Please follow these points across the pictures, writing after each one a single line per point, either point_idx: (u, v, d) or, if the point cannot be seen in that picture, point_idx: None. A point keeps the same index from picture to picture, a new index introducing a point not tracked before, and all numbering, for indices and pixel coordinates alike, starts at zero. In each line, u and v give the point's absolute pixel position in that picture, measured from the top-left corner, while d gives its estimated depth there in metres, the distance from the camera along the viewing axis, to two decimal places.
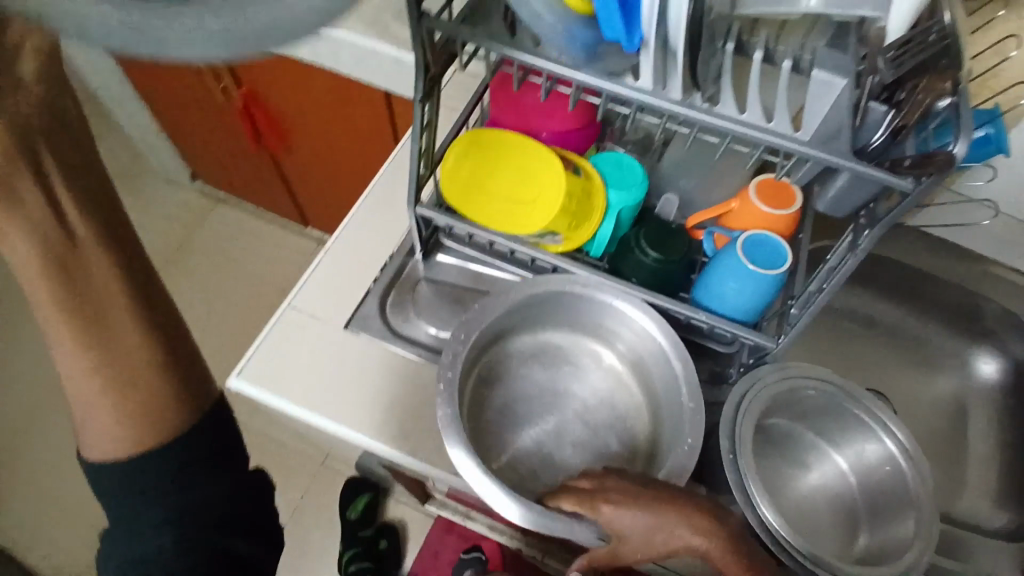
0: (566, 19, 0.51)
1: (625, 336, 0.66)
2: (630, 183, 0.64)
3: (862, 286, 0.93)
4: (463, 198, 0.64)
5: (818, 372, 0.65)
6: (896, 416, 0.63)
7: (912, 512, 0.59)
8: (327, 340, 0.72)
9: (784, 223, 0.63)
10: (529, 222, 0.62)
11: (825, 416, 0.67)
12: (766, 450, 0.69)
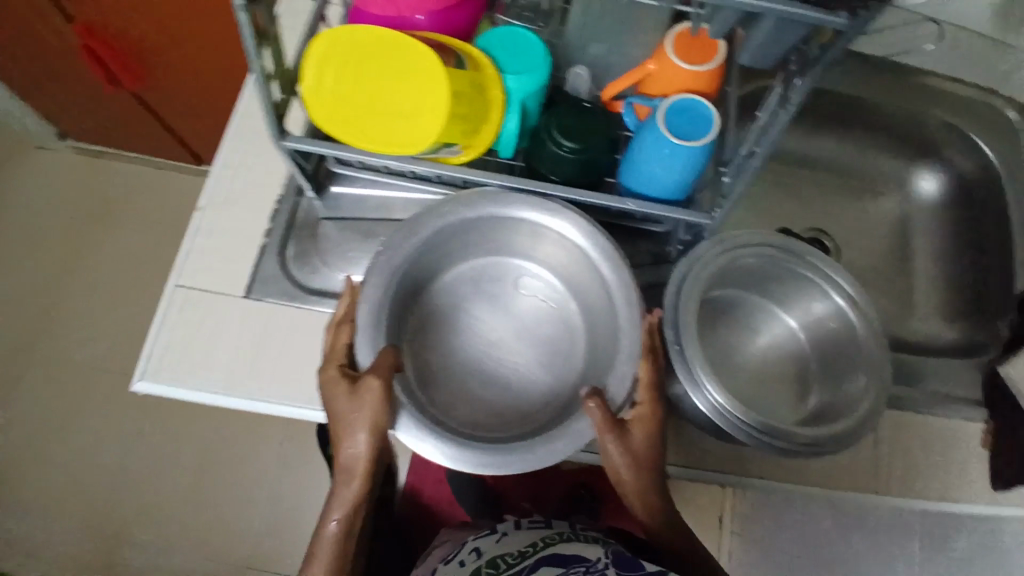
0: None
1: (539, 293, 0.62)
2: (528, 67, 0.54)
3: (800, 123, 0.88)
4: (334, 122, 0.51)
5: (759, 238, 0.61)
6: (842, 269, 0.61)
7: (864, 364, 0.59)
8: (227, 316, 0.64)
9: (704, 81, 0.56)
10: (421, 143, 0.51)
11: (770, 278, 0.64)
12: (715, 324, 0.67)
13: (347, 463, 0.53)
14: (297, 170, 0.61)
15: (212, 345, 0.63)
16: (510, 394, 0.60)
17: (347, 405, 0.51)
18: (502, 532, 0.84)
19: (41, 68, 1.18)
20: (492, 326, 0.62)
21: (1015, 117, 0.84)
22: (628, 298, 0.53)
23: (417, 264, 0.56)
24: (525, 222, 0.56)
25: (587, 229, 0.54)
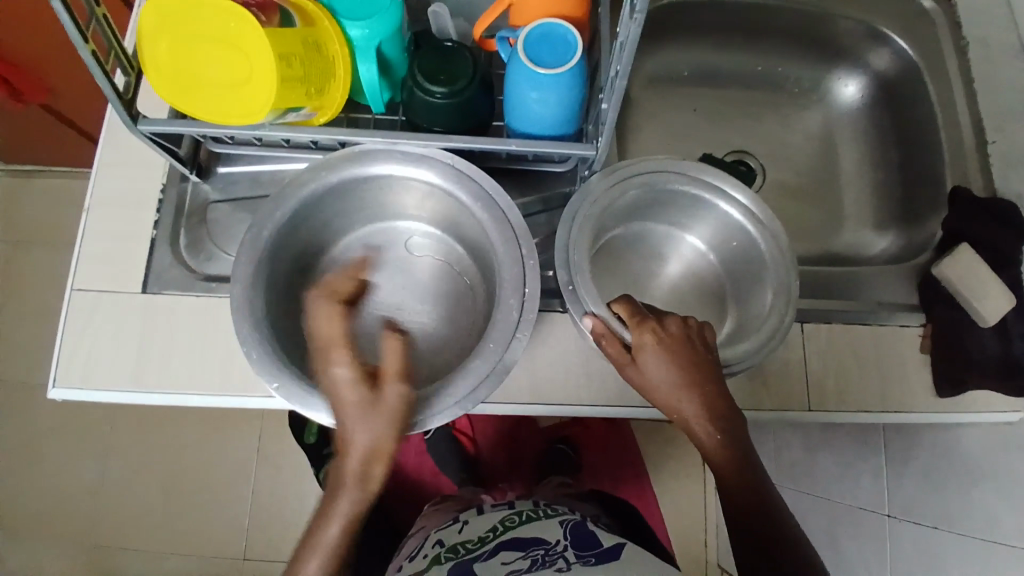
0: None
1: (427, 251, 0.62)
2: (373, 12, 0.51)
3: (714, 39, 0.85)
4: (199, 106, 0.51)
5: (648, 164, 0.59)
6: (735, 183, 0.59)
7: (766, 275, 0.58)
8: (128, 313, 0.61)
9: (567, 4, 0.54)
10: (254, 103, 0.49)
11: (669, 204, 0.62)
12: (622, 260, 0.65)
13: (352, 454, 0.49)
14: (169, 154, 0.59)
15: (117, 344, 0.60)
16: (415, 354, 0.60)
17: (356, 407, 0.48)
18: (464, 520, 0.86)
19: None
20: (389, 292, 0.62)
21: (932, 4, 0.81)
22: (505, 237, 0.53)
23: (295, 240, 0.55)
24: (392, 179, 0.55)
25: (452, 174, 0.54)
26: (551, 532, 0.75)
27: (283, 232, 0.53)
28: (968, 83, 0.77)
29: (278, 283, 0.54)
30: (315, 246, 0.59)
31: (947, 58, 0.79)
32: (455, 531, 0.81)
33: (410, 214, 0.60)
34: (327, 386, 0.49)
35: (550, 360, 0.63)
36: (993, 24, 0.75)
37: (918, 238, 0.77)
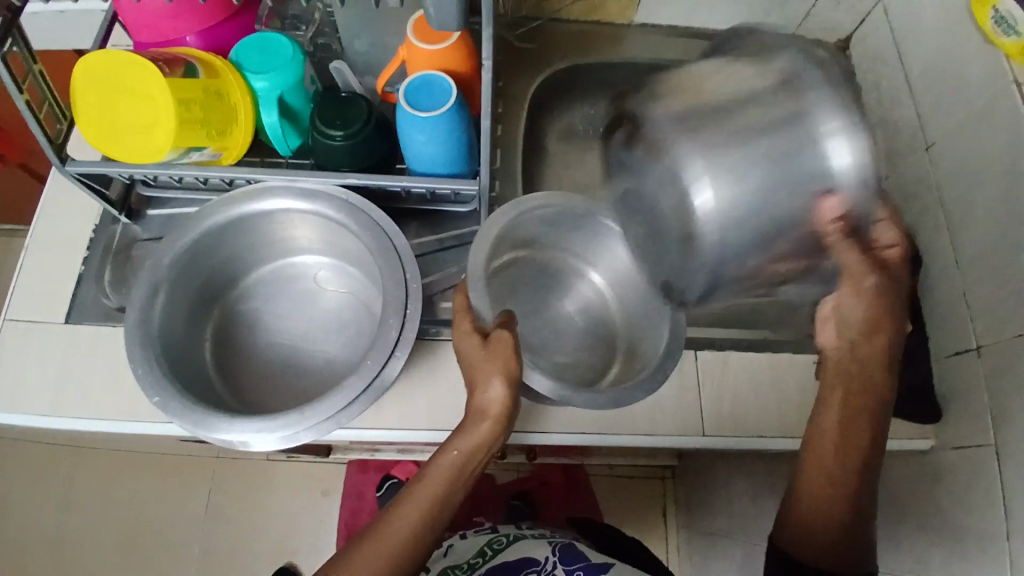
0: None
1: (329, 282, 0.67)
2: (276, 66, 0.59)
3: (628, 96, 0.89)
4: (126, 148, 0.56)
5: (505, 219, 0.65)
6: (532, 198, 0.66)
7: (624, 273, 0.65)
8: (49, 342, 0.65)
9: (448, 60, 0.60)
10: (157, 146, 0.55)
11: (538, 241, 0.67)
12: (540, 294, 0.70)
13: (478, 412, 0.53)
14: (96, 195, 0.64)
15: (34, 371, 0.64)
16: (312, 378, 0.62)
17: (477, 352, 0.55)
18: (450, 543, 0.83)
19: None
20: (294, 321, 0.65)
21: None
22: (388, 263, 0.58)
23: (197, 267, 0.60)
24: (289, 212, 0.61)
25: (343, 206, 0.60)
26: (542, 549, 0.77)
27: (183, 260, 0.59)
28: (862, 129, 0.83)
29: (177, 309, 0.59)
30: (220, 275, 0.63)
31: None
32: (440, 557, 0.80)
33: (317, 249, 0.66)
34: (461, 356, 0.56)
35: (452, 384, 0.66)
36: (877, 73, 0.82)
37: None
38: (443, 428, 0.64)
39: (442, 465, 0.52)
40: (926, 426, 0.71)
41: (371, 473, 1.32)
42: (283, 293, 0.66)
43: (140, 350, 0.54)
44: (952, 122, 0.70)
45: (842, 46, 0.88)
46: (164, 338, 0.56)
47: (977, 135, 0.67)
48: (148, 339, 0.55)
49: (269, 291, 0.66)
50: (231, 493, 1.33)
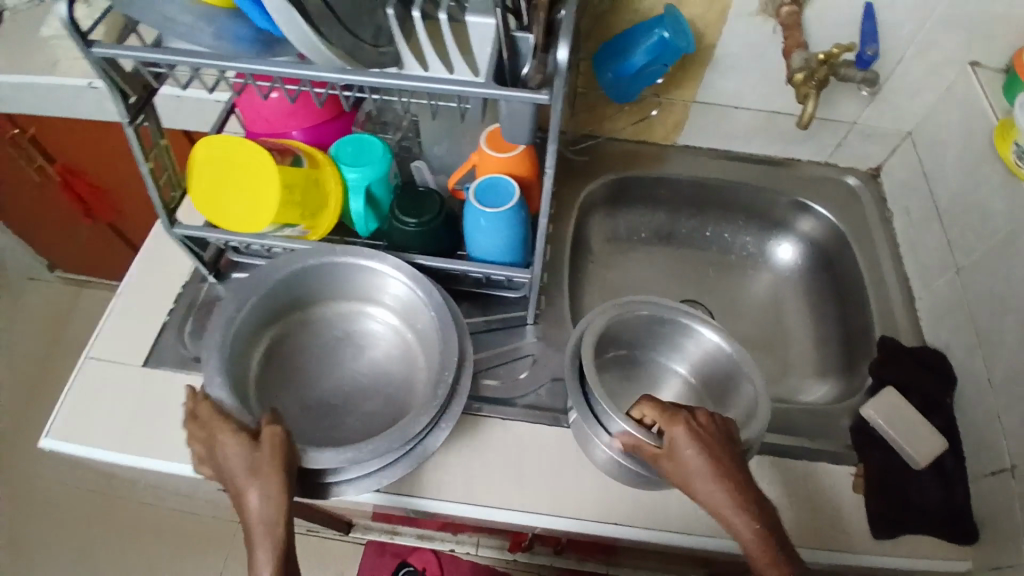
0: (209, 16, 0.53)
1: (358, 354, 0.70)
2: (367, 161, 0.68)
3: (670, 208, 0.95)
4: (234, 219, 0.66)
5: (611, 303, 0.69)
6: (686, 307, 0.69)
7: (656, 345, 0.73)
8: (123, 382, 0.71)
9: (515, 164, 0.68)
10: (258, 217, 0.64)
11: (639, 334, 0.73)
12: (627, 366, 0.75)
13: (254, 527, 0.53)
14: (194, 255, 0.73)
15: (104, 408, 0.69)
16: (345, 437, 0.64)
17: (246, 473, 0.53)
18: None
19: (37, 212, 1.36)
20: (327, 391, 0.67)
21: (858, 182, 0.93)
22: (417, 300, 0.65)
23: (250, 338, 0.65)
24: (322, 283, 0.68)
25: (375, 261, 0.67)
26: None
27: (249, 323, 0.65)
28: (892, 248, 0.87)
29: (247, 366, 0.64)
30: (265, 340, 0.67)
31: (873, 228, 0.89)
32: None
33: (352, 328, 0.71)
34: (217, 456, 0.55)
35: (484, 457, 0.69)
36: (906, 199, 0.87)
37: (854, 386, 0.82)
38: (472, 500, 0.66)
39: (281, 555, 0.53)
40: (962, 547, 0.68)
41: (387, 558, 1.32)
42: (314, 364, 0.69)
43: (219, 362, 0.60)
44: (979, 249, 0.74)
45: (873, 172, 0.93)
46: (233, 369, 0.61)
47: (999, 261, 0.71)
48: (225, 356, 0.61)
49: (303, 365, 0.69)
50: (246, 562, 1.33)
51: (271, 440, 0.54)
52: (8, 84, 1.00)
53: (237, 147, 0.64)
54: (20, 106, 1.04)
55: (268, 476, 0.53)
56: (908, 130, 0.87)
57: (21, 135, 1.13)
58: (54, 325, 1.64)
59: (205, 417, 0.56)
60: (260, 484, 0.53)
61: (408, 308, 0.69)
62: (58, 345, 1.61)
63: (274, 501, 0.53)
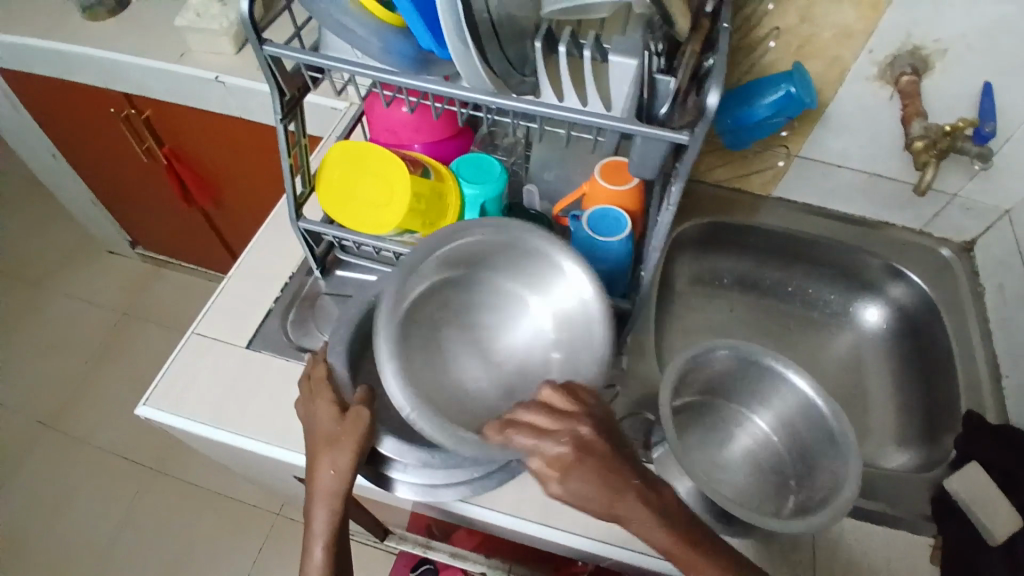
0: (377, 29, 0.56)
1: None
2: (485, 180, 0.72)
3: (753, 257, 0.97)
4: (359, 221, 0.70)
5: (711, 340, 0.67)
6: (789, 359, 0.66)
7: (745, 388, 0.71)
8: (226, 360, 0.75)
9: (627, 197, 0.71)
10: (382, 223, 0.68)
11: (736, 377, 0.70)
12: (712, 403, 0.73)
13: (318, 492, 0.59)
14: (309, 249, 0.77)
15: (206, 382, 0.73)
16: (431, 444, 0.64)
17: (331, 430, 0.59)
18: None
19: (137, 194, 1.46)
20: None
21: (951, 254, 0.93)
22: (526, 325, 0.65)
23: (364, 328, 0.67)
24: None
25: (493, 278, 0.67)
26: None
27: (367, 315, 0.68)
28: (983, 324, 0.86)
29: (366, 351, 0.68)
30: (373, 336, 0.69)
31: (964, 301, 0.88)
32: None
33: None
34: (310, 414, 0.61)
35: None
36: (1000, 276, 0.85)
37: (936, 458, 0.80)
38: (549, 522, 0.66)
39: (333, 518, 0.59)
40: None
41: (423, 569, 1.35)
42: None
43: (344, 336, 0.66)
44: None
45: (966, 246, 0.93)
46: (353, 344, 0.66)
47: None
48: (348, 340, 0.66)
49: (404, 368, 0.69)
50: (280, 551, 1.39)
51: (355, 412, 0.59)
52: (146, 72, 1.10)
53: (372, 156, 0.68)
54: (153, 93, 1.15)
55: (341, 451, 0.58)
56: (1006, 209, 0.86)
57: (138, 117, 1.22)
58: (131, 300, 1.80)
59: (313, 377, 0.63)
60: (332, 457, 0.58)
61: (535, 345, 0.64)
62: (125, 320, 1.76)
63: (340, 476, 0.58)
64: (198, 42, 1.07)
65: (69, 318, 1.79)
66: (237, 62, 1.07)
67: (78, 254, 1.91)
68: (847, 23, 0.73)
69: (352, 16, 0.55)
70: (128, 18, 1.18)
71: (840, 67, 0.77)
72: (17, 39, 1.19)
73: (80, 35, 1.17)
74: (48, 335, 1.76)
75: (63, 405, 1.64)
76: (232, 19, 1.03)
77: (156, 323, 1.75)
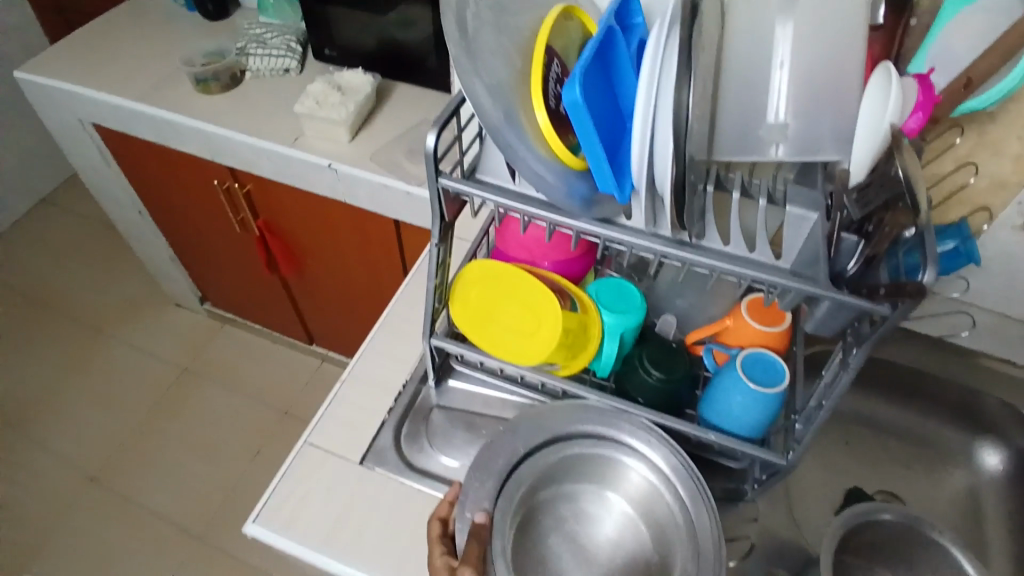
0: (564, 174, 0.55)
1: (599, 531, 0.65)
2: (627, 309, 0.70)
3: (861, 387, 0.94)
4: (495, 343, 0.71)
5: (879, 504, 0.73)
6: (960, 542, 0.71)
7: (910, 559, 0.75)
8: (339, 476, 0.74)
9: (775, 338, 0.69)
10: (525, 352, 0.69)
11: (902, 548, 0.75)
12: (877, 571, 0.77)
13: None
14: (430, 361, 0.77)
15: (317, 500, 0.72)
16: None
17: None
18: None
19: (223, 254, 1.51)
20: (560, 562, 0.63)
21: None
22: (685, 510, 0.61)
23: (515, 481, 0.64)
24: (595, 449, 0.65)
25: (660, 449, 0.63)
26: None
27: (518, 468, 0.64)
28: None
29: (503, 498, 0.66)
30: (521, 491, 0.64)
31: None
32: None
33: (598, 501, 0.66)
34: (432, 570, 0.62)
35: None
36: None
37: None
38: None
39: None
40: None
41: None
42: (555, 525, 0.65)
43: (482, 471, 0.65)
44: None
45: None
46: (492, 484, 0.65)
47: None
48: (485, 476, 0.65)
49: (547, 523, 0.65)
50: None
51: (462, 573, 0.57)
52: (256, 150, 1.12)
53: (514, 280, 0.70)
54: (256, 168, 1.16)
55: None
56: None
57: (238, 189, 1.25)
58: (193, 354, 1.85)
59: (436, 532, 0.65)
60: None
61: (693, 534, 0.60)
62: (184, 376, 1.80)
63: None
64: (315, 129, 1.09)
65: (130, 366, 1.83)
66: (350, 150, 1.09)
67: (145, 302, 1.97)
68: (999, 173, 0.72)
69: (534, 153, 0.52)
70: (238, 90, 1.21)
71: (982, 217, 0.76)
72: (121, 102, 1.21)
73: (184, 103, 1.20)
74: (107, 383, 1.80)
75: (116, 454, 1.67)
76: (351, 109, 1.07)
77: (213, 380, 1.80)
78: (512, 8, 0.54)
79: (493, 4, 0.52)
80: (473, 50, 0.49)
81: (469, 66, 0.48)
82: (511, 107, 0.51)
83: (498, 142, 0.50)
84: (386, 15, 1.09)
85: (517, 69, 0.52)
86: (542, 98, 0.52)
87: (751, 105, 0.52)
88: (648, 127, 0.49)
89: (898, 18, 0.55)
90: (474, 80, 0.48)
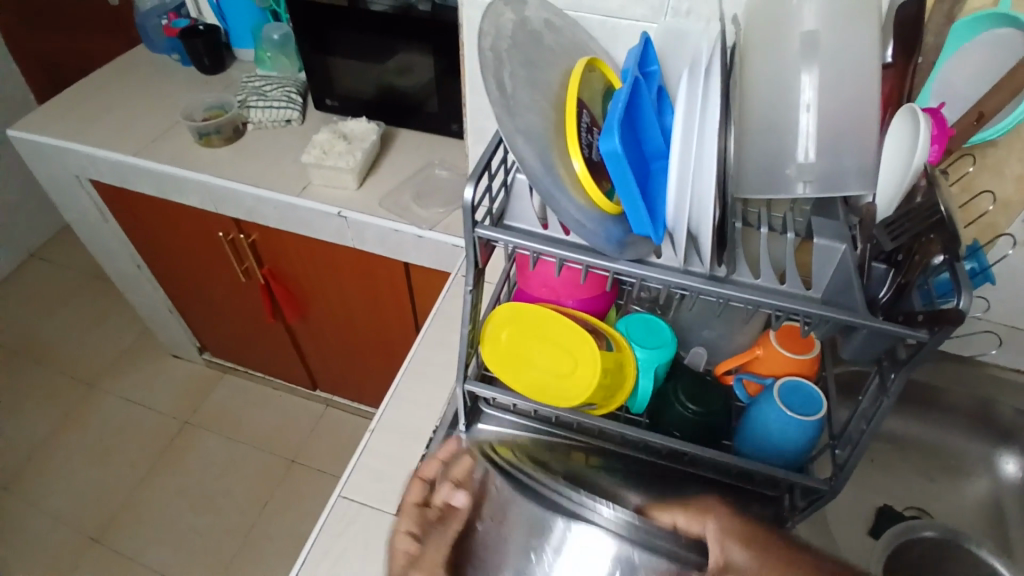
0: (601, 219, 0.56)
1: None
2: (659, 342, 0.70)
3: None
4: (532, 385, 0.72)
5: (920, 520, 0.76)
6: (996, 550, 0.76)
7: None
8: (375, 530, 0.72)
9: (806, 364, 0.70)
10: (564, 395, 0.70)
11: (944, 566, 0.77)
12: None
13: None
14: (461, 406, 0.76)
15: (354, 556, 0.71)
16: None
17: None
18: None
19: (224, 303, 1.50)
20: None
21: None
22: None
23: None
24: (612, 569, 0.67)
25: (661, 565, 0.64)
26: None
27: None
28: None
29: None
30: None
31: None
32: None
33: None
34: None
35: None
36: None
37: None
38: None
39: None
40: None
41: None
42: None
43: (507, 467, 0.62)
44: None
45: None
46: None
47: None
48: None
49: None
50: None
51: None
52: (261, 201, 1.12)
53: (545, 319, 0.70)
54: (262, 218, 1.16)
55: None
56: None
57: (243, 240, 1.25)
58: (192, 405, 1.81)
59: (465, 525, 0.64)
60: None
61: None
62: (185, 428, 1.76)
63: None
64: (321, 178, 1.10)
65: (126, 421, 1.78)
66: (357, 196, 1.09)
67: (140, 353, 1.93)
68: (1003, 192, 0.75)
69: (575, 202, 0.54)
70: (241, 141, 1.21)
71: (992, 225, 0.78)
72: (121, 158, 1.21)
73: (184, 156, 1.20)
74: (103, 440, 1.75)
75: (115, 515, 1.61)
76: (358, 156, 1.08)
77: (214, 430, 1.76)
78: (539, 65, 0.57)
79: (524, 62, 0.55)
80: (512, 107, 0.51)
81: (513, 128, 0.50)
82: (550, 160, 0.53)
83: (542, 193, 0.52)
84: (387, 63, 1.11)
85: (553, 124, 0.55)
86: (578, 150, 0.54)
87: (776, 146, 0.55)
88: (686, 169, 0.51)
89: (906, 55, 0.58)
90: (517, 139, 0.50)
